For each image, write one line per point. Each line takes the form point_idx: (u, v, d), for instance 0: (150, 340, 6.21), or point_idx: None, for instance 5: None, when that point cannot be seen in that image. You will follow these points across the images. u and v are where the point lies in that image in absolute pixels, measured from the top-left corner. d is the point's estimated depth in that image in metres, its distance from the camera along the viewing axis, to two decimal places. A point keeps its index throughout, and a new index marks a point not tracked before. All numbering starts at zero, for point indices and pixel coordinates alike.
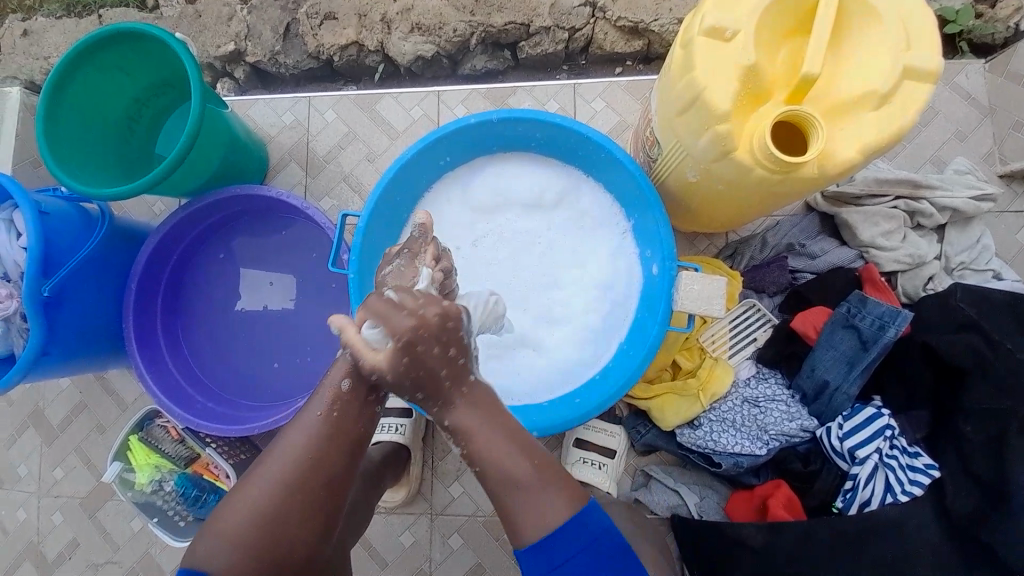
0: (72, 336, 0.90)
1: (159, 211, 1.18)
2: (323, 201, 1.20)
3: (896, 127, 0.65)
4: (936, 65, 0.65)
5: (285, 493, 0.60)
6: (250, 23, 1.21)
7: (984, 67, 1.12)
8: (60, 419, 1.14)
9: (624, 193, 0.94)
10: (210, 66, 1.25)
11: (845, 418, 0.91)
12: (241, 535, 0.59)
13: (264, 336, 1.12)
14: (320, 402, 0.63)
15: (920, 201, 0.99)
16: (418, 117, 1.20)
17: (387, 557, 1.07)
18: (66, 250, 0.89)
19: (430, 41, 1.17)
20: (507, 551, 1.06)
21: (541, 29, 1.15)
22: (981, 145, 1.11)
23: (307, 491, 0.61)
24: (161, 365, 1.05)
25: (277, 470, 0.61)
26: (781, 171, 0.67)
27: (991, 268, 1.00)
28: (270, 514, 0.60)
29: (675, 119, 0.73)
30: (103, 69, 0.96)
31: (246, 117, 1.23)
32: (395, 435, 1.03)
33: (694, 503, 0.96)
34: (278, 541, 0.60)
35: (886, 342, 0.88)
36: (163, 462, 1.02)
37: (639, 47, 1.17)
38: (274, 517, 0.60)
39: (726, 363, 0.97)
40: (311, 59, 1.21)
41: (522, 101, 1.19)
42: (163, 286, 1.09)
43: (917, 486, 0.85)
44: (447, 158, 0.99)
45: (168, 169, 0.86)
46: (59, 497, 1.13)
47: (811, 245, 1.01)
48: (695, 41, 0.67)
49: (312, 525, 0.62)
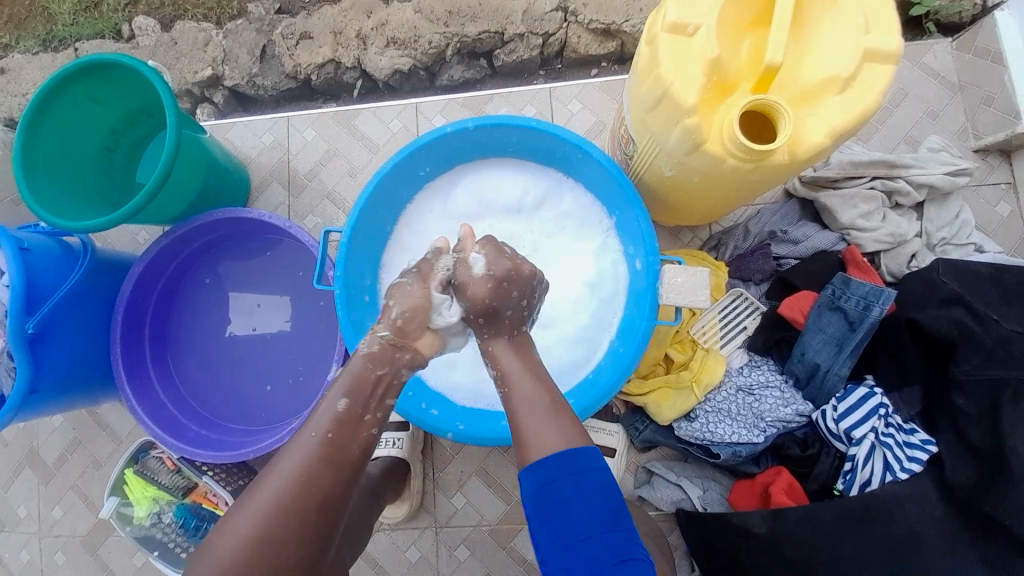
0: (60, 372, 0.90)
1: (144, 240, 1.18)
2: (309, 219, 1.20)
3: (861, 110, 0.66)
4: (895, 46, 0.67)
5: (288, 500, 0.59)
6: (227, 47, 1.22)
7: (949, 46, 1.15)
8: (53, 458, 1.13)
9: (603, 190, 0.95)
10: (189, 92, 1.25)
11: (839, 400, 0.91)
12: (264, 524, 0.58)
13: (256, 357, 1.12)
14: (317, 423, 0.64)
15: (897, 180, 1.01)
16: (397, 130, 1.21)
17: (394, 574, 1.06)
18: (51, 285, 0.89)
19: (406, 55, 1.18)
20: (515, 559, 1.05)
21: (515, 36, 1.17)
22: (953, 121, 1.13)
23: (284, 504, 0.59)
24: (151, 395, 1.04)
25: (288, 483, 0.60)
26: (752, 160, 0.68)
27: (971, 242, 1.01)
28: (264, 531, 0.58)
29: (647, 116, 0.74)
30: (80, 101, 0.97)
31: (226, 140, 1.23)
32: (394, 449, 1.02)
33: (697, 496, 0.97)
34: (274, 560, 0.57)
35: (872, 321, 0.89)
36: (160, 494, 1.01)
37: (613, 48, 1.19)
38: (270, 538, 0.57)
39: (717, 353, 0.98)
40: (290, 79, 1.22)
41: (500, 108, 1.20)
42: (150, 315, 1.08)
43: (915, 462, 0.86)
44: (427, 168, 1.00)
45: (149, 197, 0.86)
46: (58, 538, 1.11)
47: (794, 231, 1.02)
48: (660, 38, 0.68)
49: (306, 551, 0.59)
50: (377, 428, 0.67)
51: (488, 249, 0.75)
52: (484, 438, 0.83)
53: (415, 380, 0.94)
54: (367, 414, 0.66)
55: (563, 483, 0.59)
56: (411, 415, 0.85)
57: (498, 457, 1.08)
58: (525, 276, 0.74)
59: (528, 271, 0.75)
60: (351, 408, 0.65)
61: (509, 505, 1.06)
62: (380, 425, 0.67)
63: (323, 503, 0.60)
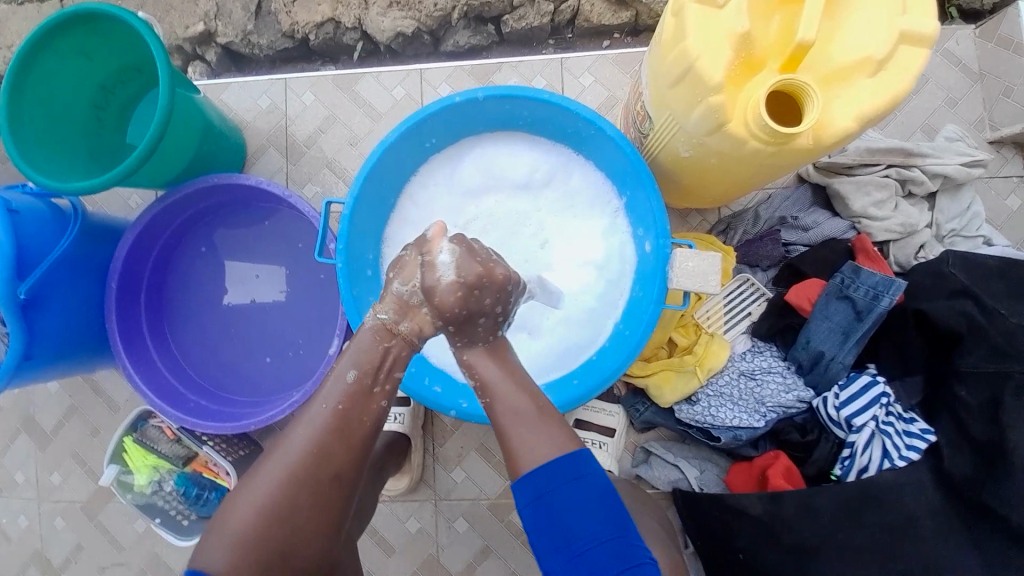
0: (54, 339, 0.88)
1: (136, 205, 1.14)
2: (308, 188, 1.16)
3: (892, 95, 0.64)
4: (931, 29, 0.64)
5: (298, 479, 0.60)
6: (219, 1, 1.15)
7: (972, 32, 1.11)
8: (50, 425, 1.12)
9: (615, 168, 0.93)
10: (180, 48, 1.18)
11: (840, 388, 0.93)
12: (271, 502, 0.59)
13: (255, 329, 1.10)
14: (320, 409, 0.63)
15: (912, 169, 0.99)
16: (401, 98, 1.16)
17: (394, 544, 1.08)
18: (40, 249, 0.85)
19: (410, 16, 1.12)
20: (512, 531, 1.08)
21: (525, 2, 1.11)
22: (971, 110, 1.10)
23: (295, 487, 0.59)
24: (149, 364, 1.03)
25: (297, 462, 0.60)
26: (776, 143, 0.66)
27: (980, 234, 1.01)
28: (274, 512, 0.59)
29: (668, 93, 0.71)
30: (69, 54, 0.91)
31: (220, 102, 1.18)
32: (397, 424, 1.03)
33: (694, 476, 0.99)
34: (289, 533, 0.59)
35: (880, 311, 0.90)
36: (160, 462, 1.02)
37: (627, 18, 1.13)
38: (281, 519, 0.59)
39: (722, 338, 0.98)
40: (287, 38, 1.16)
41: (508, 78, 1.16)
42: (146, 282, 1.06)
43: (914, 451, 0.88)
44: (433, 139, 0.96)
45: (143, 159, 0.82)
46: (58, 503, 1.12)
47: (804, 217, 1.01)
48: (687, 9, 0.65)
49: (321, 522, 0.61)
50: (387, 400, 0.66)
51: (458, 248, 0.67)
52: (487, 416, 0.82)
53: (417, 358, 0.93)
54: (377, 386, 0.65)
55: (560, 484, 0.60)
56: (414, 390, 0.84)
57: None
58: (499, 283, 0.67)
59: (502, 276, 0.68)
60: (360, 380, 0.64)
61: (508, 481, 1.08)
62: (389, 398, 0.66)
63: (333, 480, 0.61)
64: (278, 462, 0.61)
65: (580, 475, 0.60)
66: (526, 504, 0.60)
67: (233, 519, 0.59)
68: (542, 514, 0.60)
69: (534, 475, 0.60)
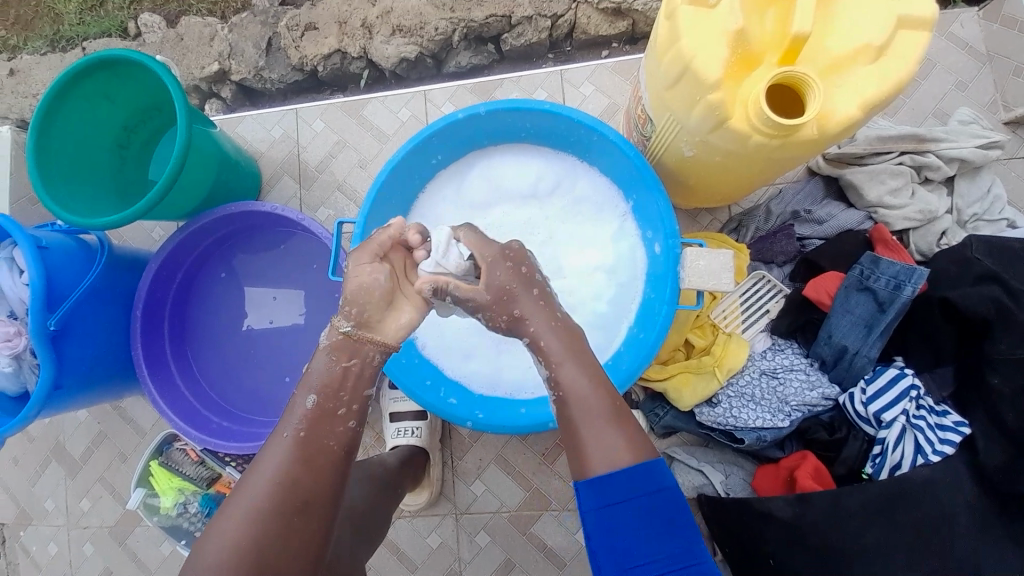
0: (82, 368, 0.91)
1: (158, 237, 1.19)
2: (321, 211, 1.19)
3: (896, 80, 0.64)
4: (930, 12, 0.64)
5: (287, 499, 0.58)
6: (233, 41, 1.21)
7: (977, 15, 1.10)
8: (79, 452, 1.15)
9: (620, 172, 0.93)
10: (197, 88, 1.24)
11: (867, 383, 0.89)
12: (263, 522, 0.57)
13: (274, 350, 1.13)
14: (324, 426, 0.62)
15: (926, 154, 0.97)
16: (406, 119, 1.19)
17: (415, 561, 1.07)
18: (68, 283, 0.88)
19: (412, 42, 1.16)
20: (535, 545, 1.05)
21: (523, 19, 1.14)
22: (983, 93, 1.08)
23: (294, 507, 0.58)
24: (172, 389, 1.05)
25: (271, 488, 0.58)
26: (780, 136, 0.66)
27: (1003, 217, 0.97)
28: (250, 543, 0.56)
29: (666, 93, 0.72)
30: (90, 97, 0.96)
31: (236, 134, 1.23)
32: (413, 438, 1.02)
33: (720, 482, 0.95)
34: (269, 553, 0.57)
35: (903, 301, 0.87)
36: (185, 484, 1.03)
37: (624, 28, 1.15)
38: (260, 551, 0.56)
39: (740, 337, 0.96)
40: (296, 71, 1.21)
41: (510, 93, 1.18)
42: (169, 310, 1.09)
43: (948, 444, 0.83)
44: (439, 155, 0.98)
45: (163, 192, 0.86)
46: (87, 529, 1.14)
47: (818, 210, 0.99)
48: (680, 11, 0.65)
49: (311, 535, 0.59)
50: (354, 421, 0.64)
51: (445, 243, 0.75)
52: (502, 426, 0.81)
53: (431, 369, 0.94)
54: (341, 407, 0.63)
55: (624, 493, 0.57)
56: (429, 402, 0.84)
57: (517, 445, 1.07)
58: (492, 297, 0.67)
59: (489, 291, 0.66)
60: (324, 403, 0.63)
61: (529, 492, 1.06)
62: (357, 418, 0.64)
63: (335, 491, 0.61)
64: (255, 490, 0.59)
65: (650, 487, 0.57)
66: (591, 508, 0.58)
67: (204, 560, 0.56)
68: (601, 522, 0.57)
69: (598, 478, 0.57)
